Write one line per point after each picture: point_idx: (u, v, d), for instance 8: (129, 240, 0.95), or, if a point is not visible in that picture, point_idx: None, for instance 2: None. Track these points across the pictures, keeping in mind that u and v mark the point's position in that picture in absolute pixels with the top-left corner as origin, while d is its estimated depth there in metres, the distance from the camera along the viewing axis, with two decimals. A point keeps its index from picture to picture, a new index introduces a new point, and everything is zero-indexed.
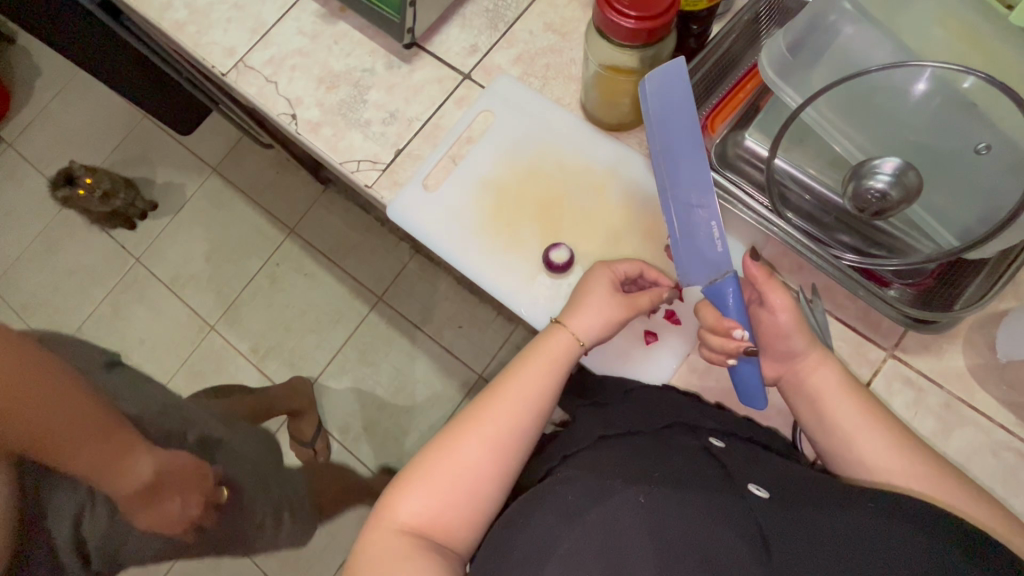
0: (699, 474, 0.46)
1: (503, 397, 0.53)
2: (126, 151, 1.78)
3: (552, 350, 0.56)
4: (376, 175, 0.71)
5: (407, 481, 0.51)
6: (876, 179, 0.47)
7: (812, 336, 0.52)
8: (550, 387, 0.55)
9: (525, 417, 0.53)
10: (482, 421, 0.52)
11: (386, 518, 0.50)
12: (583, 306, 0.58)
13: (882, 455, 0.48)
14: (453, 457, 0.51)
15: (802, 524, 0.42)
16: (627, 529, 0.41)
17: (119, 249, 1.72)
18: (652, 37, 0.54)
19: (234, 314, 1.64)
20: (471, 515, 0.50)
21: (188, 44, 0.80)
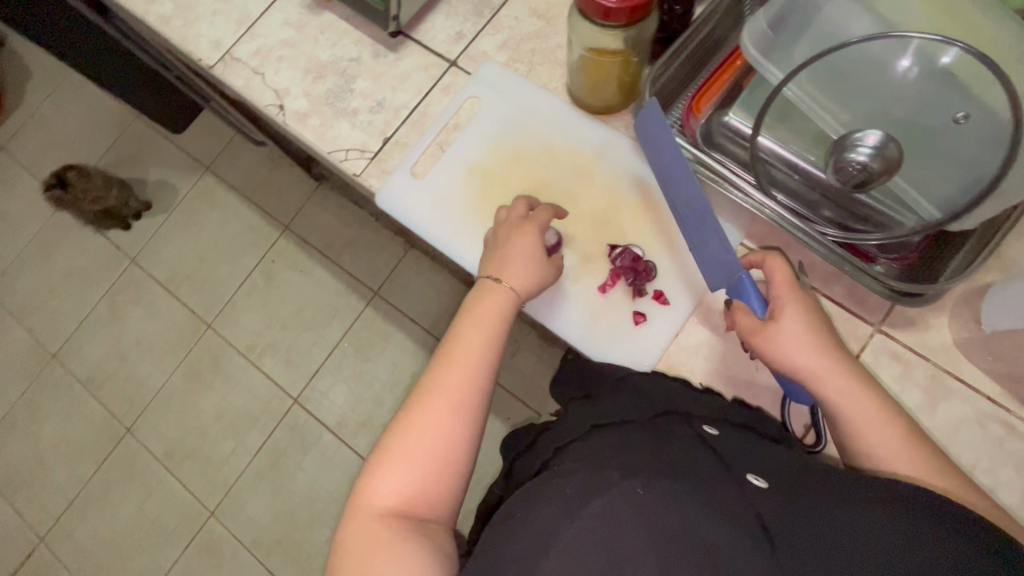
0: (695, 467, 0.45)
1: (458, 362, 0.54)
2: (119, 151, 1.78)
3: (495, 306, 0.57)
4: (364, 164, 0.71)
5: (384, 461, 0.51)
6: (858, 150, 0.49)
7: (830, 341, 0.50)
8: (494, 343, 0.56)
9: (484, 379, 0.54)
10: (442, 388, 0.53)
11: (365, 502, 0.49)
12: (512, 257, 0.60)
13: (890, 451, 0.47)
14: (423, 427, 0.51)
15: (807, 514, 0.41)
16: (628, 522, 0.40)
17: (114, 250, 1.72)
18: (632, 18, 0.54)
19: (231, 312, 1.64)
20: (446, 485, 0.51)
21: (175, 37, 0.80)
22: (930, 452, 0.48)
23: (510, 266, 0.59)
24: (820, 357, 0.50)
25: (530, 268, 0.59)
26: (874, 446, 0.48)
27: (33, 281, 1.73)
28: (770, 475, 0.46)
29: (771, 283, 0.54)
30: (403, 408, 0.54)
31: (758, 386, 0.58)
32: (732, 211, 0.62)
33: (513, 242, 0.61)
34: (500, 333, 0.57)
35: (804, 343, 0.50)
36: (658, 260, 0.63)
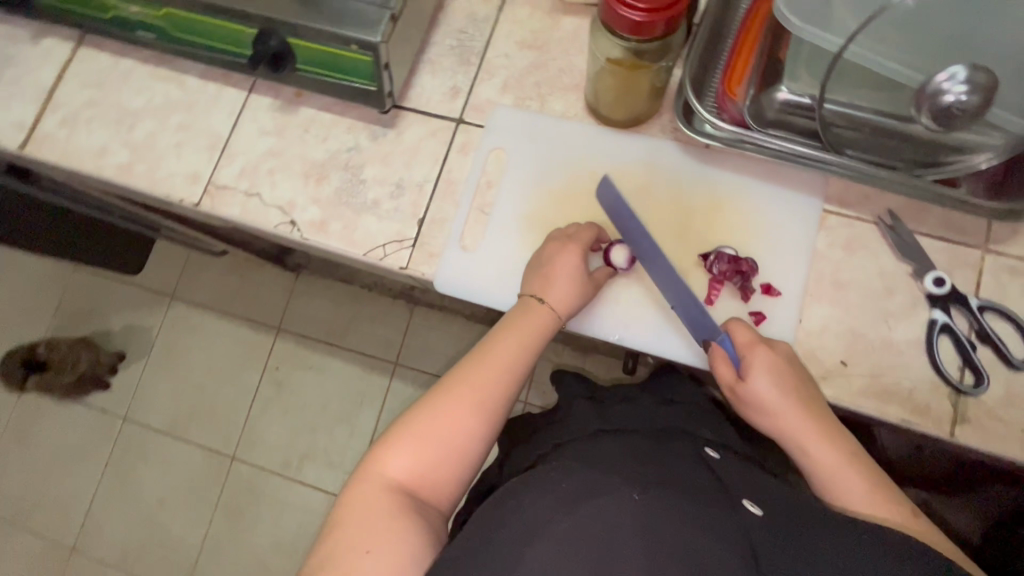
0: (694, 475, 0.53)
1: (492, 370, 0.55)
2: (70, 309, 1.57)
3: (530, 325, 0.57)
4: (407, 253, 0.65)
5: (399, 437, 0.53)
6: (949, 91, 0.48)
7: (802, 399, 0.52)
8: (527, 360, 0.57)
9: (507, 389, 0.56)
10: (470, 390, 0.54)
11: (375, 471, 0.52)
12: (554, 276, 0.59)
13: (858, 496, 0.49)
14: (442, 422, 0.53)
15: (791, 542, 0.45)
16: (616, 519, 0.45)
17: (100, 413, 1.52)
18: (666, 27, 0.51)
19: (252, 434, 1.48)
20: (451, 478, 0.53)
21: (144, 184, 0.72)
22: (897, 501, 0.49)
23: (551, 282, 0.58)
24: (789, 412, 0.52)
25: (572, 292, 0.59)
26: (840, 492, 0.50)
27: (15, 479, 1.52)
28: (766, 503, 0.50)
29: (741, 343, 0.55)
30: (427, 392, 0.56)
31: (898, 345, 0.56)
32: (804, 183, 0.61)
33: (555, 260, 0.59)
34: (528, 357, 0.57)
35: (773, 401, 0.52)
36: (754, 253, 0.60)
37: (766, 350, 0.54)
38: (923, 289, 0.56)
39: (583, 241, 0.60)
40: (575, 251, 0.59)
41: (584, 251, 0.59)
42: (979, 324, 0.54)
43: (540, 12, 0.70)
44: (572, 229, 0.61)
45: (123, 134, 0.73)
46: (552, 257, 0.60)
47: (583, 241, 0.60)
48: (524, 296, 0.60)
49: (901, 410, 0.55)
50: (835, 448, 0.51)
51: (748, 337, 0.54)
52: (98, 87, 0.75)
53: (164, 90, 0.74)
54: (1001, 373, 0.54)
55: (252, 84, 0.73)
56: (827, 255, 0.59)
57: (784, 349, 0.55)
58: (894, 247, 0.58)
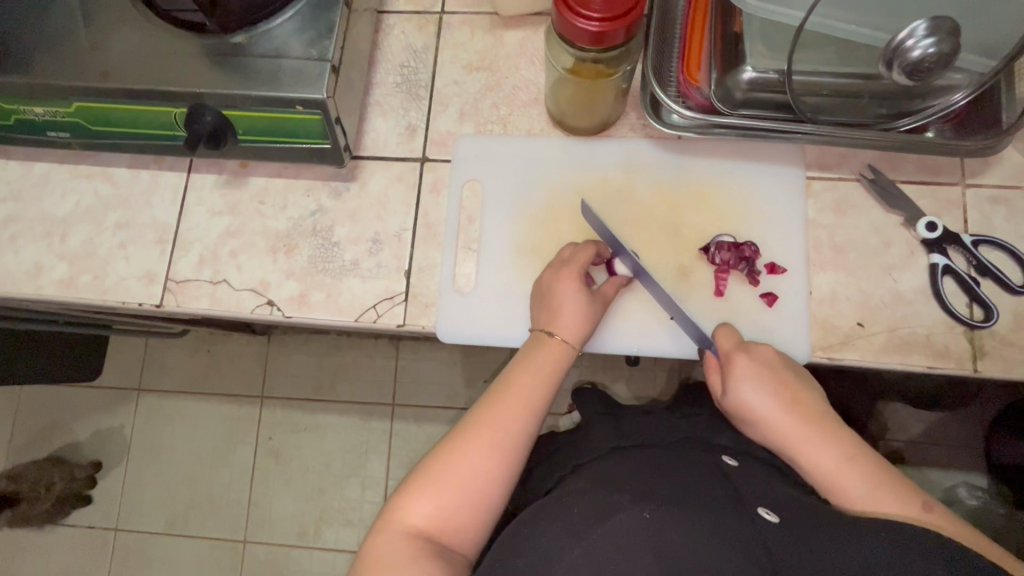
0: (707, 485, 0.51)
1: (510, 405, 0.53)
2: (27, 430, 1.37)
3: (542, 360, 0.55)
4: (402, 309, 0.62)
5: (416, 483, 0.51)
6: (915, 47, 0.47)
7: (790, 404, 0.53)
8: (545, 392, 0.55)
9: (526, 426, 0.53)
10: (488, 429, 0.52)
11: (395, 518, 0.50)
12: (560, 307, 0.56)
13: (860, 494, 0.50)
14: (459, 464, 0.51)
15: (811, 551, 0.43)
16: (633, 539, 0.43)
17: (90, 530, 1.32)
18: (626, 34, 0.49)
19: (259, 512, 1.29)
20: (475, 523, 0.51)
21: (94, 296, 0.65)
22: (901, 496, 0.49)
23: (559, 315, 0.56)
24: (779, 417, 0.53)
25: (579, 320, 0.56)
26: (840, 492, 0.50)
27: None
28: (781, 509, 0.48)
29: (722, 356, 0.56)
30: (447, 432, 0.54)
31: (907, 295, 0.57)
32: (782, 156, 0.61)
33: (556, 290, 0.57)
34: (546, 390, 0.55)
35: (761, 408, 0.54)
36: (751, 233, 0.60)
37: (749, 360, 0.55)
38: (917, 236, 0.57)
39: (584, 264, 0.58)
40: (579, 279, 0.57)
41: (582, 275, 0.57)
42: (976, 258, 0.56)
43: (481, 32, 0.67)
44: (568, 253, 0.59)
45: (56, 246, 0.66)
46: (554, 287, 0.57)
47: (582, 265, 0.58)
48: (535, 330, 0.57)
49: (925, 358, 0.55)
50: (831, 449, 0.51)
51: (731, 344, 0.56)
52: (14, 200, 0.68)
53: (91, 189, 0.67)
54: (1005, 300, 0.56)
55: (189, 164, 0.67)
56: (819, 221, 0.59)
57: (768, 353, 0.55)
58: (882, 200, 0.58)
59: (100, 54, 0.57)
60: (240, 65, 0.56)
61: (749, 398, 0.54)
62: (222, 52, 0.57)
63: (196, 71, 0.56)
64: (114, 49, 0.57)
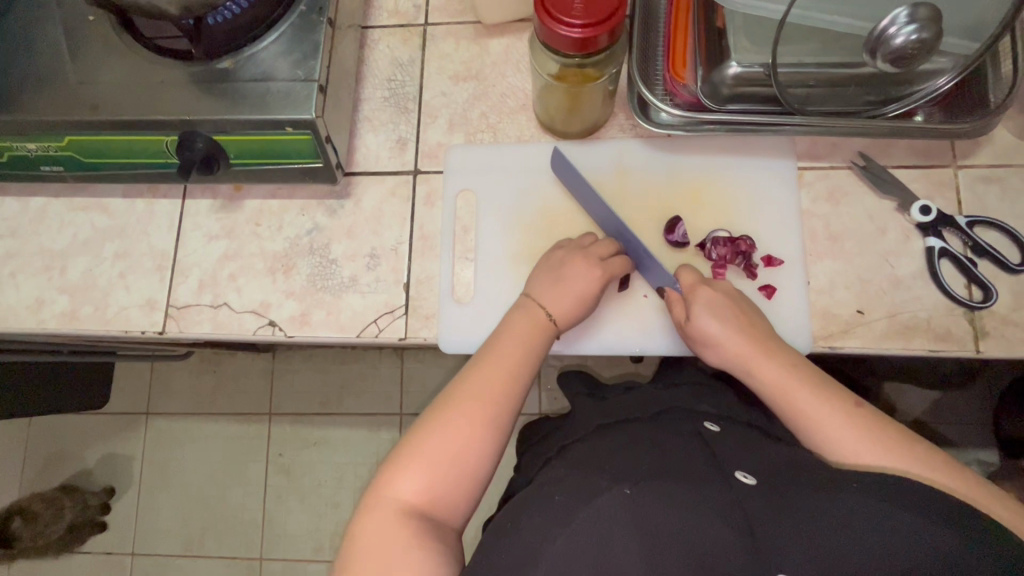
0: (688, 457, 0.51)
1: (494, 373, 0.53)
2: (38, 461, 1.38)
3: (531, 333, 0.55)
4: (403, 323, 0.62)
5: (403, 459, 0.50)
6: (898, 34, 0.47)
7: (754, 336, 0.54)
8: (533, 363, 0.55)
9: (512, 391, 0.53)
10: (476, 401, 0.51)
11: (382, 499, 0.48)
12: (559, 283, 0.57)
13: (823, 420, 0.50)
14: (445, 432, 0.50)
15: (787, 510, 0.44)
16: (617, 522, 0.42)
17: (105, 556, 1.32)
18: (609, 39, 0.49)
19: (274, 529, 1.29)
20: (462, 495, 0.50)
21: (97, 327, 0.65)
22: (860, 415, 0.50)
23: (561, 290, 0.57)
24: (740, 344, 0.54)
25: (579, 304, 0.57)
26: (800, 413, 0.51)
27: None
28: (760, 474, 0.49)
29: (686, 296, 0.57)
30: (431, 405, 0.53)
31: (906, 280, 0.57)
32: (772, 150, 0.61)
33: (568, 270, 0.57)
34: (532, 364, 0.55)
35: (720, 336, 0.54)
36: (745, 227, 0.60)
37: (704, 292, 0.56)
38: (911, 220, 0.57)
39: (593, 250, 0.58)
40: (587, 259, 0.57)
41: (588, 262, 0.57)
42: (972, 239, 0.56)
43: (466, 41, 0.67)
44: (583, 242, 0.60)
45: (56, 279, 0.67)
46: (560, 265, 0.58)
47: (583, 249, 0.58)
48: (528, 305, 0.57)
49: (926, 342, 0.55)
50: (783, 370, 0.53)
51: (693, 279, 0.57)
52: (13, 236, 0.68)
53: (87, 220, 0.68)
54: (1004, 279, 0.56)
55: (183, 190, 0.67)
56: (813, 211, 0.59)
57: (726, 287, 0.57)
58: (875, 186, 0.58)
59: (90, 87, 0.58)
60: (229, 90, 0.57)
61: (709, 329, 0.55)
62: (210, 78, 0.57)
63: (187, 98, 0.57)
64: (102, 81, 0.58)
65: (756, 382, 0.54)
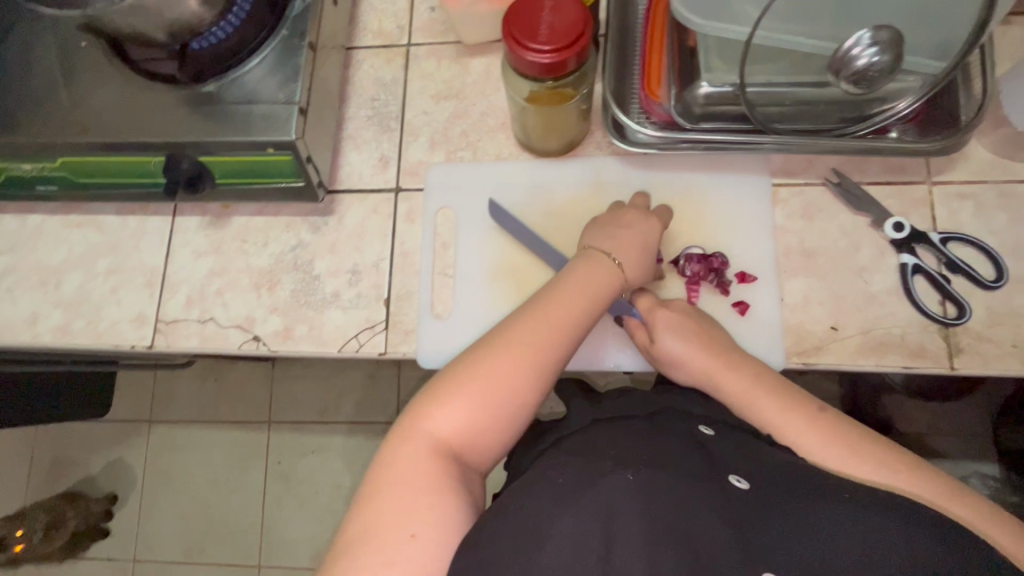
0: (683, 442, 0.49)
1: (547, 327, 0.51)
2: (43, 468, 1.41)
3: (595, 282, 0.54)
4: (383, 337, 0.63)
5: (439, 398, 0.49)
6: (860, 56, 0.48)
7: (716, 351, 0.55)
8: (593, 315, 0.53)
9: (563, 348, 0.51)
10: (524, 351, 0.50)
11: (421, 428, 0.48)
12: (624, 234, 0.57)
13: (796, 431, 0.50)
14: (489, 377, 0.49)
15: (782, 512, 0.42)
16: (622, 511, 0.42)
17: (106, 562, 1.35)
18: (576, 62, 0.50)
19: (271, 537, 1.31)
20: (496, 441, 0.49)
21: (88, 341, 0.67)
22: (829, 421, 0.50)
23: (620, 238, 0.56)
24: (705, 359, 0.55)
25: (641, 256, 0.56)
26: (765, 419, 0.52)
27: None
28: (754, 473, 0.46)
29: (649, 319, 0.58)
30: (476, 343, 0.51)
31: (879, 296, 0.57)
32: (746, 166, 0.62)
33: (630, 220, 0.57)
34: (591, 315, 0.53)
35: (684, 353, 0.56)
36: (720, 244, 0.61)
37: (664, 311, 0.57)
38: (885, 237, 0.58)
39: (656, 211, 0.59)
40: (648, 216, 0.58)
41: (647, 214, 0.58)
42: (945, 256, 0.56)
43: (447, 61, 0.69)
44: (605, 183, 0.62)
45: (51, 294, 0.69)
46: (623, 219, 0.58)
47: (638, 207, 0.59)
48: (591, 249, 0.56)
49: (900, 359, 0.55)
50: (747, 379, 0.54)
51: (651, 302, 0.58)
52: (11, 252, 0.70)
53: (82, 237, 0.70)
54: (978, 296, 0.56)
55: (174, 207, 0.69)
56: (788, 227, 0.60)
57: (682, 304, 0.58)
58: (849, 203, 0.59)
59: (81, 110, 0.60)
60: (213, 112, 0.59)
61: (673, 348, 0.56)
62: (196, 101, 0.59)
63: (172, 120, 0.59)
64: (93, 104, 0.60)
65: (723, 395, 0.55)
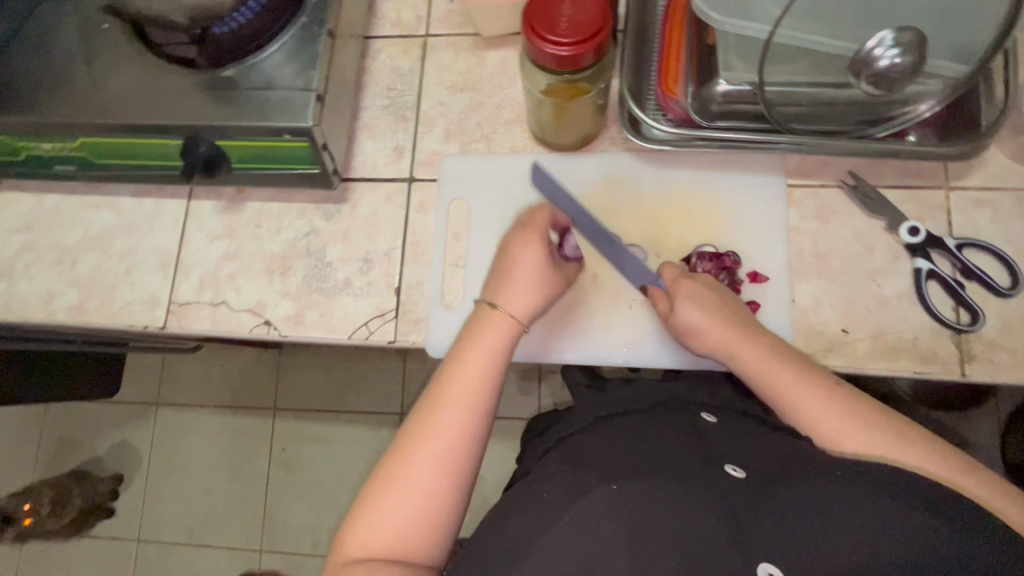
0: (676, 446, 0.51)
1: (440, 413, 0.49)
2: (51, 446, 1.43)
3: (491, 340, 0.51)
4: (392, 326, 0.63)
5: (366, 504, 0.47)
6: (881, 57, 0.49)
7: (734, 323, 0.54)
8: (490, 383, 0.50)
9: (475, 407, 0.49)
10: (423, 449, 0.48)
11: (344, 545, 0.47)
12: (511, 281, 0.53)
13: (814, 405, 0.49)
14: (386, 495, 0.47)
15: (773, 508, 0.43)
16: (602, 521, 0.43)
17: (110, 541, 1.36)
18: (595, 56, 0.50)
19: (274, 522, 1.32)
20: (433, 523, 0.47)
21: (101, 320, 0.68)
22: (846, 397, 0.49)
23: (513, 289, 0.53)
24: (725, 331, 0.54)
25: (535, 291, 0.53)
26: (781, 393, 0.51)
27: None
28: (747, 465, 0.48)
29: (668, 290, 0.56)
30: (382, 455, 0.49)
31: (892, 300, 0.57)
32: (761, 166, 0.61)
33: (510, 271, 0.53)
34: (489, 379, 0.50)
35: (703, 323, 0.54)
36: (732, 243, 0.61)
37: (685, 283, 0.56)
38: (900, 241, 0.57)
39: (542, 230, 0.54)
40: (543, 244, 0.53)
41: (546, 238, 0.54)
42: (961, 262, 0.56)
43: (464, 53, 0.69)
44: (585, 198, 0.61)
45: (66, 273, 0.70)
46: (514, 257, 0.53)
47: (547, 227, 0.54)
48: (479, 303, 0.53)
49: (911, 364, 0.55)
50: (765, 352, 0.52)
51: (672, 274, 0.57)
52: (28, 231, 0.71)
53: (98, 218, 0.71)
54: (992, 303, 0.55)
55: (189, 191, 0.70)
56: (801, 229, 0.60)
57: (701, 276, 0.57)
58: (863, 206, 0.58)
59: (101, 92, 0.60)
60: (231, 97, 0.59)
61: (693, 319, 0.54)
62: (215, 86, 0.60)
63: (191, 104, 0.59)
64: (113, 86, 0.60)
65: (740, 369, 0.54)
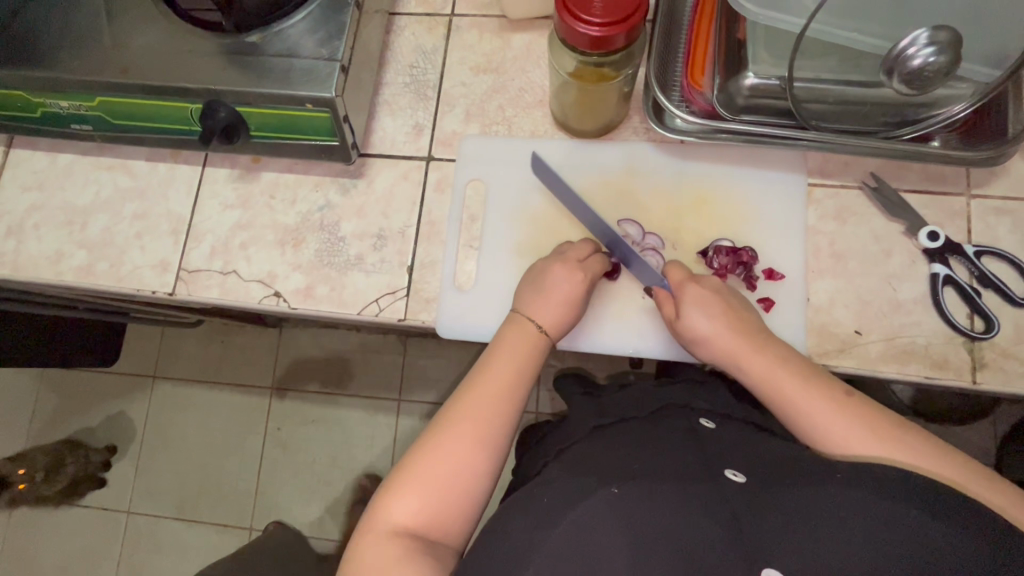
0: (680, 452, 0.50)
1: (474, 403, 0.52)
2: (47, 412, 1.42)
3: (521, 345, 0.55)
4: (403, 304, 0.63)
5: (397, 483, 0.49)
6: (916, 55, 0.47)
7: (740, 330, 0.54)
8: (523, 381, 0.54)
9: (509, 401, 0.52)
10: (461, 428, 0.50)
11: (377, 521, 0.47)
12: (546, 294, 0.57)
13: (820, 415, 0.49)
14: (420, 471, 0.49)
15: (774, 510, 0.43)
16: (604, 523, 0.42)
17: (101, 511, 1.36)
18: (627, 39, 0.49)
19: (266, 501, 1.31)
20: (464, 508, 0.49)
21: (109, 282, 0.67)
22: (853, 405, 0.49)
23: (545, 299, 0.57)
24: (730, 339, 0.54)
25: (565, 310, 0.57)
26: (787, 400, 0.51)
27: None
28: (747, 469, 0.48)
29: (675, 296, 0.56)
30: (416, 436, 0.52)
31: (907, 305, 0.56)
32: (782, 164, 0.61)
33: (549, 278, 0.57)
34: (524, 376, 0.54)
35: (709, 330, 0.54)
36: (749, 239, 0.60)
37: (692, 287, 0.56)
38: (918, 246, 0.57)
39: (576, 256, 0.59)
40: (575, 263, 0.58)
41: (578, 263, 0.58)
42: (978, 269, 0.56)
43: (489, 34, 0.68)
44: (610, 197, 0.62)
45: (76, 234, 0.69)
46: (545, 272, 0.58)
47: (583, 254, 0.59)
48: (516, 314, 0.57)
49: (922, 369, 0.55)
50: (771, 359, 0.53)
51: (682, 275, 0.57)
52: (39, 189, 0.71)
53: (111, 180, 0.70)
54: (1007, 312, 0.55)
55: (204, 157, 0.69)
56: (820, 228, 0.59)
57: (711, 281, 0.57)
58: (883, 208, 0.58)
59: (123, 51, 0.60)
60: (254, 63, 0.58)
61: (700, 325, 0.55)
62: (237, 51, 0.59)
63: (213, 68, 0.58)
64: (135, 46, 0.60)
65: (745, 376, 0.54)
